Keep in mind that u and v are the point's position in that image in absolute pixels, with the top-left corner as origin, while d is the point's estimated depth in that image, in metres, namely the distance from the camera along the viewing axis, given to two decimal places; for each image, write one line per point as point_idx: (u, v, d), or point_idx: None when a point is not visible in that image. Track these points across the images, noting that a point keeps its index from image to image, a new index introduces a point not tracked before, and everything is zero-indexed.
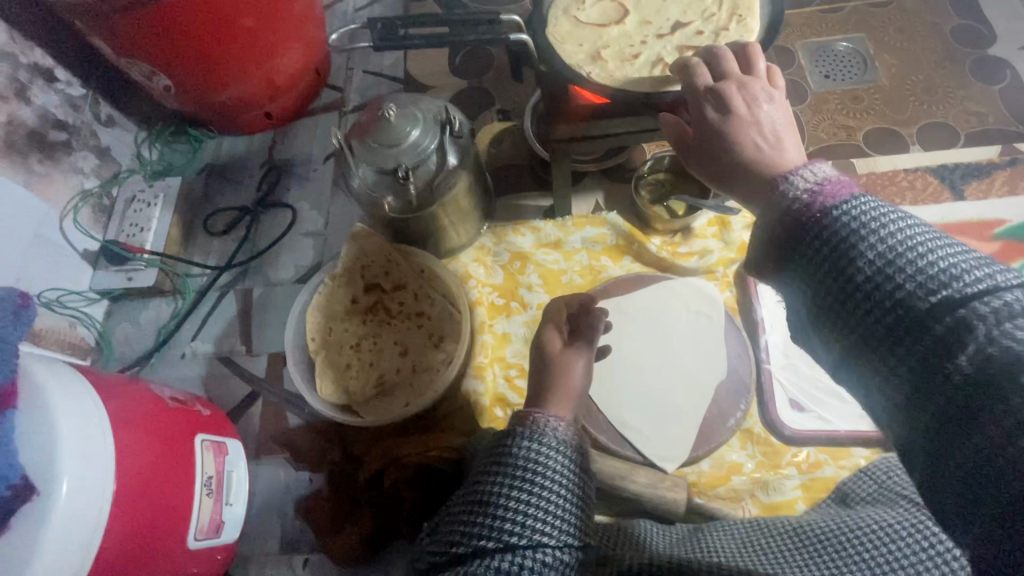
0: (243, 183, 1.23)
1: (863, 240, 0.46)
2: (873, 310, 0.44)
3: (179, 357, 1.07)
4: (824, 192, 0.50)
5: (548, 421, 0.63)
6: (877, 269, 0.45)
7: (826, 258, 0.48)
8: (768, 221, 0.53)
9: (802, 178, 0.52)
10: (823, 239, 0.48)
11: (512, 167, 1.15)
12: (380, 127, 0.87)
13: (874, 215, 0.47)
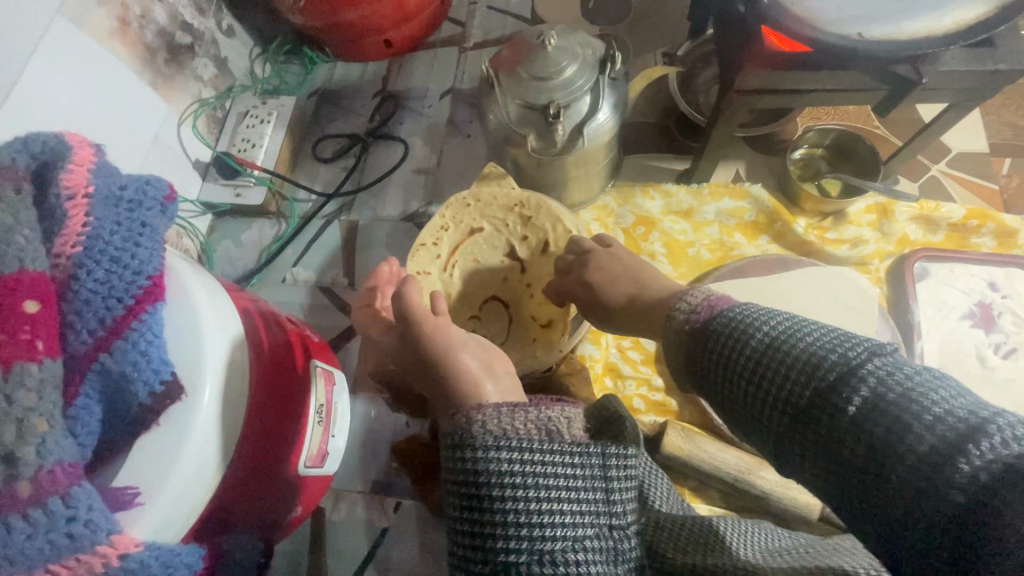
0: (353, 111, 1.18)
1: (772, 363, 0.48)
2: (757, 400, 0.49)
3: (279, 282, 1.05)
4: (710, 307, 0.57)
5: (482, 414, 0.51)
6: (759, 358, 0.49)
7: (715, 354, 0.53)
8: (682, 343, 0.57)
9: (692, 295, 0.60)
10: (715, 335, 0.53)
11: (645, 126, 1.06)
12: (534, 57, 0.80)
13: (757, 312, 0.53)
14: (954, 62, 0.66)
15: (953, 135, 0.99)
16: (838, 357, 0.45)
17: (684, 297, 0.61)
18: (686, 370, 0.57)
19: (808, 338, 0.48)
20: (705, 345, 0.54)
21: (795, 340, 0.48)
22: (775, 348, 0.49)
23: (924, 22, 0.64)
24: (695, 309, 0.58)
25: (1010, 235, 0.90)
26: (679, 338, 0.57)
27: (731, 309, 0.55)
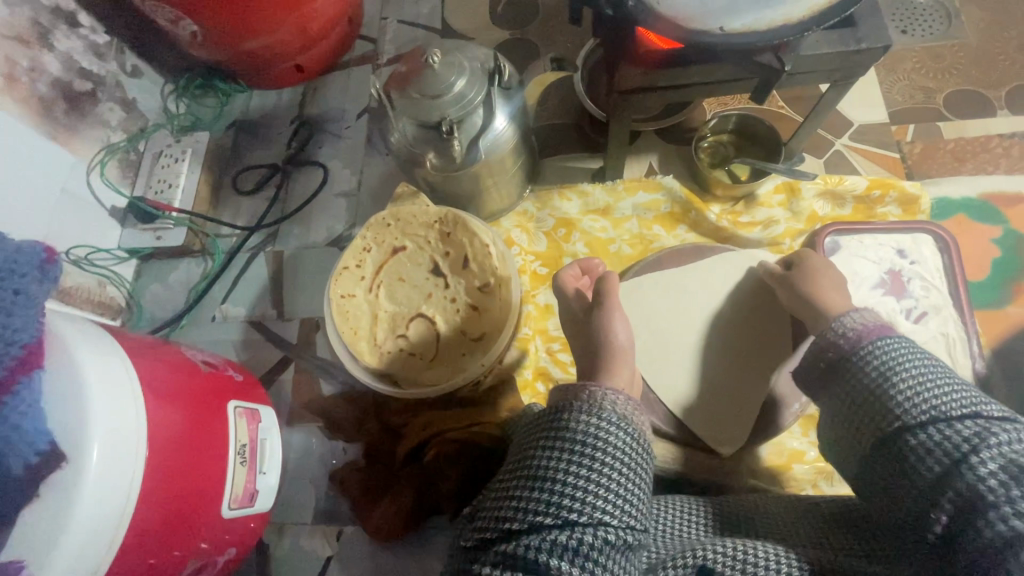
0: (272, 140, 1.17)
1: (891, 381, 0.55)
2: (863, 422, 0.57)
3: (210, 320, 1.04)
4: (869, 329, 0.61)
5: (607, 393, 0.60)
6: (888, 393, 0.55)
7: (852, 384, 0.59)
8: (813, 354, 0.64)
9: (844, 323, 0.63)
10: (852, 367, 0.59)
11: (559, 127, 1.06)
12: (423, 76, 0.80)
13: (896, 354, 0.57)
14: (817, 46, 0.67)
15: (856, 107, 1.02)
16: (917, 411, 0.52)
17: (840, 319, 0.64)
18: (819, 382, 0.64)
19: (917, 389, 0.54)
20: (841, 370, 0.61)
21: (918, 389, 0.54)
22: (875, 387, 0.56)
23: (785, 7, 0.65)
24: (848, 331, 0.62)
25: (913, 202, 0.93)
26: (812, 361, 0.64)
27: (877, 342, 0.59)
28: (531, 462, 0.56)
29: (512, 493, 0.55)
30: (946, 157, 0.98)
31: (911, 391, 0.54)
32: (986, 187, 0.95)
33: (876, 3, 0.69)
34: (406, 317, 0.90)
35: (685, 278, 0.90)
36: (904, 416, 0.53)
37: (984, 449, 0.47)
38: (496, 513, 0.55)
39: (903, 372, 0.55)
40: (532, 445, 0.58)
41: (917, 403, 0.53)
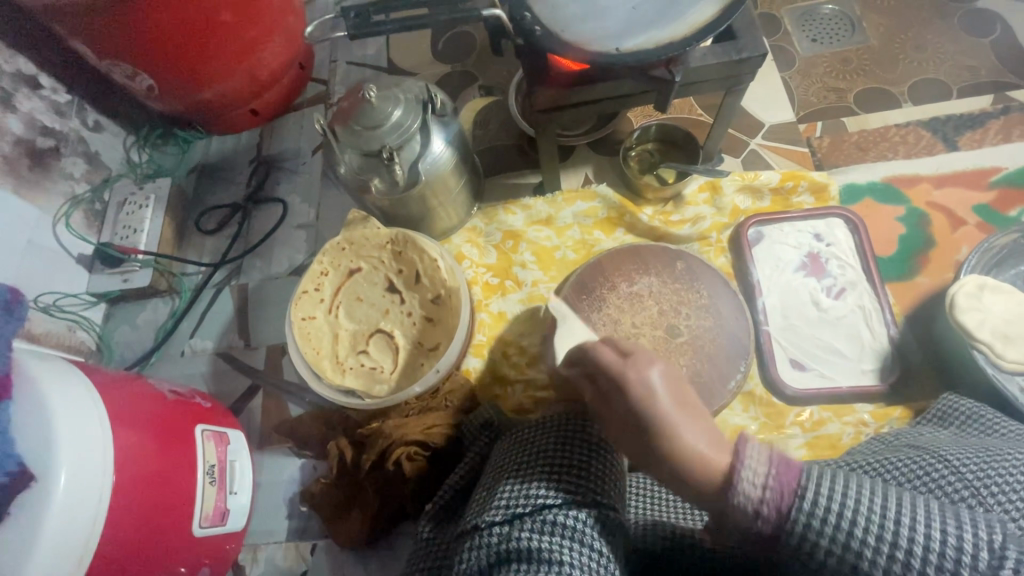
0: (233, 181, 1.23)
1: (837, 539, 0.43)
2: (803, 569, 0.46)
3: (179, 355, 1.08)
4: (781, 486, 0.45)
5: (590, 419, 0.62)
6: (836, 548, 0.43)
7: (783, 547, 0.45)
8: (733, 517, 0.48)
9: (751, 474, 0.46)
10: (796, 533, 0.44)
11: (501, 148, 1.14)
12: (362, 110, 0.88)
13: (831, 505, 0.43)
14: (704, 59, 0.77)
15: (767, 110, 1.12)
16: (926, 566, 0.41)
17: (740, 484, 0.46)
18: (736, 530, 0.50)
19: (877, 538, 0.42)
20: (767, 531, 0.46)
21: (884, 543, 0.42)
22: (831, 551, 0.43)
23: (672, 26, 0.74)
24: (761, 491, 0.45)
25: (823, 189, 1.02)
26: (743, 524, 0.48)
27: (790, 504, 0.44)
28: (533, 460, 0.59)
29: (519, 483, 0.58)
30: (851, 148, 1.08)
31: (869, 547, 0.42)
32: (889, 171, 1.05)
33: (753, 17, 0.78)
34: (366, 334, 0.96)
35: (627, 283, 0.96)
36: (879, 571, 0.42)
37: None
38: (505, 505, 0.56)
39: (848, 515, 0.43)
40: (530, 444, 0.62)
41: (897, 567, 0.41)
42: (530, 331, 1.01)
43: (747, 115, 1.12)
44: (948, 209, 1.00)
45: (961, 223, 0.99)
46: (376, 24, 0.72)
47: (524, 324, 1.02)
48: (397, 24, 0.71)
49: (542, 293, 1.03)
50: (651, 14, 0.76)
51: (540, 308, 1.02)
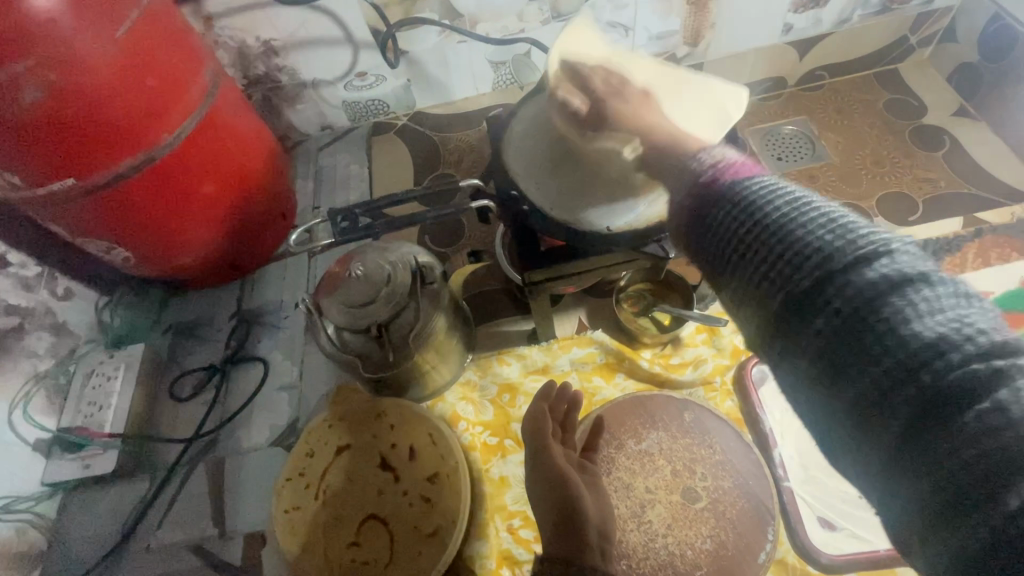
0: (210, 339, 1.17)
1: (783, 219, 0.47)
2: (753, 270, 0.48)
3: (144, 551, 0.96)
4: (729, 168, 0.54)
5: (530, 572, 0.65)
6: (775, 225, 0.47)
7: (736, 220, 0.50)
8: (688, 203, 0.55)
9: (706, 158, 0.57)
10: (737, 212, 0.50)
11: (490, 293, 1.12)
12: (347, 287, 0.84)
13: (773, 187, 0.51)
14: None
15: None
16: (850, 245, 0.43)
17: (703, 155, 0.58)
18: (694, 241, 0.55)
19: (814, 213, 0.47)
20: (721, 224, 0.52)
21: (813, 219, 0.46)
22: (762, 226, 0.48)
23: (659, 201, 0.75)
24: (716, 164, 0.55)
25: None
26: (690, 207, 0.55)
27: (746, 181, 0.52)
28: None
29: None
30: None
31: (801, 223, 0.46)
32: None
33: None
34: (357, 522, 0.86)
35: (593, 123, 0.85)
36: (802, 238, 0.45)
37: (906, 300, 0.40)
38: None
39: (781, 204, 0.48)
40: None
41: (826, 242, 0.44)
42: None
43: None
44: None
45: None
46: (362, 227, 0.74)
47: None
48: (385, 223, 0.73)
49: None
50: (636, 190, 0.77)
51: None
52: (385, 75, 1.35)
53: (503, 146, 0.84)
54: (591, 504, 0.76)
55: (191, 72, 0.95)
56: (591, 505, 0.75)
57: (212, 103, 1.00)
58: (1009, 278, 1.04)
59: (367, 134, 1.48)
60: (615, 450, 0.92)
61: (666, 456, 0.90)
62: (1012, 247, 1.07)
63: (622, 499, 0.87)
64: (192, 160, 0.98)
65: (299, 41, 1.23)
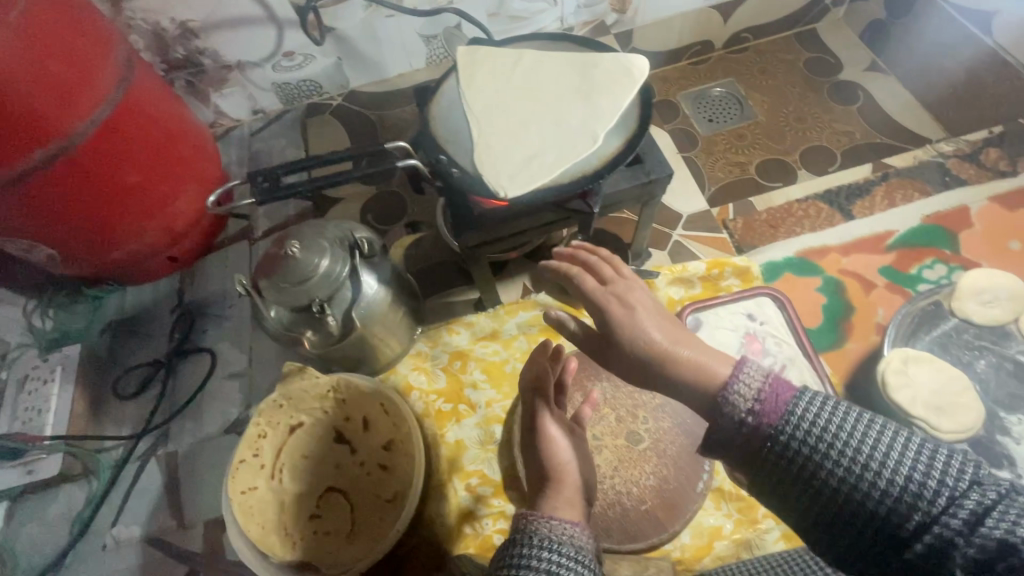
0: (151, 334, 1.14)
1: (846, 453, 0.50)
2: (829, 519, 0.51)
3: (100, 549, 0.95)
4: (768, 397, 0.53)
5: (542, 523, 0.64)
6: (850, 477, 0.50)
7: (797, 465, 0.51)
8: (738, 443, 0.54)
9: (742, 387, 0.54)
10: (795, 447, 0.51)
11: (436, 266, 1.14)
12: (285, 265, 0.84)
13: (820, 418, 0.52)
14: (616, 184, 0.81)
15: (680, 201, 1.20)
16: (923, 506, 0.48)
17: (733, 380, 0.55)
18: (739, 459, 0.54)
19: (871, 452, 0.50)
20: (777, 462, 0.52)
21: (885, 477, 0.49)
22: (826, 476, 0.51)
23: (581, 158, 0.78)
24: (753, 398, 0.53)
25: (747, 271, 1.07)
26: (734, 442, 0.54)
27: (790, 422, 0.52)
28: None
29: None
30: (764, 226, 1.16)
31: (856, 457, 0.50)
32: (800, 246, 1.12)
33: (653, 139, 0.84)
34: (317, 494, 0.89)
35: (498, 91, 0.87)
36: (880, 492, 0.49)
37: (984, 526, 0.46)
38: None
39: (835, 428, 0.51)
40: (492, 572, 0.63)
41: (893, 495, 0.49)
42: (491, 456, 0.98)
43: (663, 207, 1.19)
44: (859, 275, 1.08)
45: (872, 286, 1.07)
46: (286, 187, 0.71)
47: (484, 450, 0.98)
48: (310, 186, 0.71)
49: (498, 413, 1.00)
50: (563, 149, 0.79)
51: (499, 430, 0.99)
52: (314, 54, 1.32)
53: (432, 116, 0.86)
54: (562, 450, 0.76)
55: (99, 55, 0.90)
56: (562, 451, 0.76)
57: (127, 89, 0.95)
58: (912, 216, 1.13)
59: (301, 116, 1.45)
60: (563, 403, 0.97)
61: (611, 405, 0.96)
62: (915, 188, 1.17)
63: None
64: (110, 149, 0.94)
65: (218, 21, 1.19)
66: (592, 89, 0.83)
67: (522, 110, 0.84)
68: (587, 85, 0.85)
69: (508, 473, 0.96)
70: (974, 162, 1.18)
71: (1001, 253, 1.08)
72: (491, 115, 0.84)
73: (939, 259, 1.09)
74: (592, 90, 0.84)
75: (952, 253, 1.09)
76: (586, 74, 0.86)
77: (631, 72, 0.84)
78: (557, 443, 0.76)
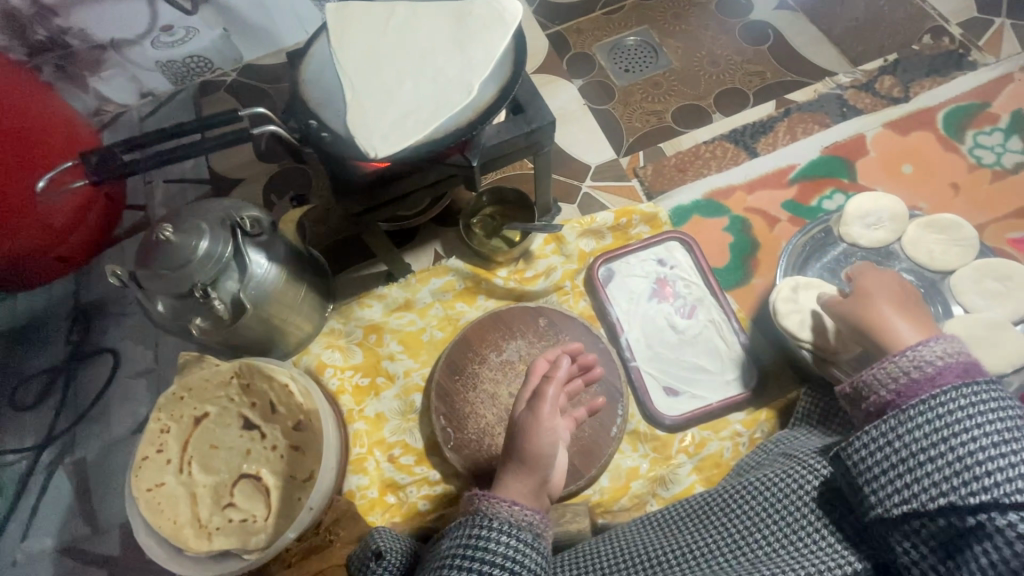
0: (46, 341, 1.07)
1: (975, 436, 0.53)
2: (911, 488, 0.54)
3: (10, 566, 0.91)
4: (955, 366, 0.58)
5: (495, 508, 0.67)
6: (964, 456, 0.52)
7: (921, 429, 0.55)
8: (878, 385, 0.61)
9: (928, 348, 0.60)
10: (931, 414, 0.55)
11: (345, 242, 1.11)
12: (158, 252, 0.79)
13: (978, 404, 0.54)
14: (497, 136, 0.79)
15: (589, 153, 1.19)
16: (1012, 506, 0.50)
17: (925, 342, 0.61)
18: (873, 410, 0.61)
19: (984, 451, 0.52)
20: (899, 421, 0.56)
21: (993, 464, 0.51)
22: (937, 441, 0.54)
23: (457, 110, 0.75)
24: (928, 362, 0.59)
25: (655, 217, 1.08)
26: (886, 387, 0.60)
27: (936, 392, 0.56)
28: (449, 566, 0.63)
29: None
30: (673, 171, 1.16)
31: (981, 444, 0.52)
32: (707, 187, 1.13)
33: (534, 87, 0.82)
34: (228, 483, 0.87)
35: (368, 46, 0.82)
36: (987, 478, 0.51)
37: None
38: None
39: (981, 414, 0.54)
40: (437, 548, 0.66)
41: (990, 487, 0.51)
42: (412, 425, 0.97)
43: (571, 159, 1.18)
44: (763, 211, 1.10)
45: (776, 221, 1.09)
46: (122, 164, 0.69)
47: (406, 420, 0.97)
48: (147, 159, 0.68)
49: (417, 382, 0.99)
50: (439, 101, 0.76)
51: (418, 398, 0.99)
52: (195, 26, 1.23)
53: (301, 79, 0.80)
54: (539, 432, 0.74)
55: None
56: (540, 430, 0.74)
57: None
58: (812, 149, 1.15)
59: (195, 96, 1.36)
60: (478, 364, 0.96)
61: (526, 362, 0.96)
62: (815, 121, 1.18)
63: (489, 408, 0.93)
64: None
65: None
66: (465, 37, 0.81)
67: (395, 66, 0.80)
68: (460, 33, 0.81)
69: (431, 439, 0.96)
70: (869, 91, 1.20)
71: (895, 177, 1.12)
72: (363, 73, 0.80)
73: (838, 189, 1.11)
74: (465, 38, 0.81)
75: (850, 182, 1.12)
76: (459, 21, 0.82)
77: (501, 15, 0.81)
78: (541, 419, 0.75)
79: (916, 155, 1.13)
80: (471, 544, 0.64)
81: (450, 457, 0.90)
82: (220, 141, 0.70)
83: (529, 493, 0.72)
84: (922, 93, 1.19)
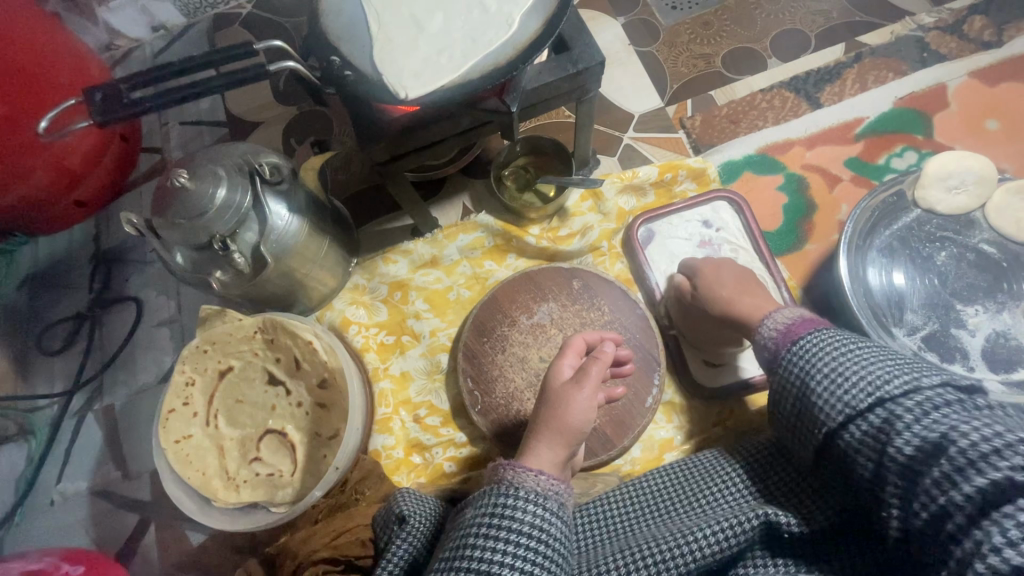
0: (69, 287, 1.06)
1: (807, 381, 0.60)
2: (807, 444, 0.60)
3: (48, 506, 0.93)
4: (787, 331, 0.66)
5: (523, 474, 0.62)
6: (809, 395, 0.60)
7: (784, 397, 0.63)
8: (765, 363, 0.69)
9: (771, 326, 0.68)
10: (778, 378, 0.64)
11: (369, 192, 1.05)
12: (176, 199, 0.74)
13: (807, 353, 0.62)
14: (538, 78, 0.71)
15: (633, 100, 1.09)
16: (851, 423, 0.55)
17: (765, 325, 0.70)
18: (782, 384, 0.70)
19: (820, 390, 0.58)
20: (776, 395, 0.64)
21: (839, 383, 0.57)
22: (800, 395, 0.61)
23: (497, 46, 0.67)
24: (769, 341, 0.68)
25: (702, 174, 0.99)
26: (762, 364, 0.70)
27: (780, 360, 0.65)
28: (471, 537, 0.58)
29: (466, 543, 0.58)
30: (725, 122, 1.05)
31: (818, 386, 0.59)
32: (761, 141, 1.03)
33: (582, 21, 0.73)
34: (255, 438, 0.86)
35: None
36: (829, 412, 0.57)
37: (895, 436, 0.51)
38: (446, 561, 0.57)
39: (807, 363, 0.61)
40: (466, 509, 0.63)
41: (833, 414, 0.57)
42: (438, 385, 0.95)
43: (612, 106, 1.09)
44: (823, 169, 1.01)
45: (837, 181, 1.00)
46: (128, 100, 0.63)
47: (431, 380, 0.95)
48: (154, 97, 0.62)
49: (443, 342, 0.96)
50: (476, 37, 0.68)
51: (445, 358, 0.95)
52: None
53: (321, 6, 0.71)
54: (576, 404, 0.71)
55: None
56: (577, 404, 0.70)
57: None
58: (884, 100, 1.03)
59: (208, 30, 1.26)
60: (508, 327, 0.92)
61: (558, 326, 0.91)
62: (890, 68, 1.05)
63: (518, 371, 0.89)
64: None
65: None
66: None
67: None
68: None
69: (457, 401, 0.94)
70: (956, 34, 1.06)
71: (977, 134, 1.00)
72: (391, 4, 0.71)
73: (910, 146, 1.01)
74: None
75: (924, 138, 1.01)
76: None
77: None
78: (579, 394, 0.71)
79: (1004, 108, 1.01)
80: (496, 512, 0.59)
81: (478, 420, 0.87)
82: (233, 78, 0.64)
83: (558, 463, 0.69)
84: (1017, 38, 1.05)
